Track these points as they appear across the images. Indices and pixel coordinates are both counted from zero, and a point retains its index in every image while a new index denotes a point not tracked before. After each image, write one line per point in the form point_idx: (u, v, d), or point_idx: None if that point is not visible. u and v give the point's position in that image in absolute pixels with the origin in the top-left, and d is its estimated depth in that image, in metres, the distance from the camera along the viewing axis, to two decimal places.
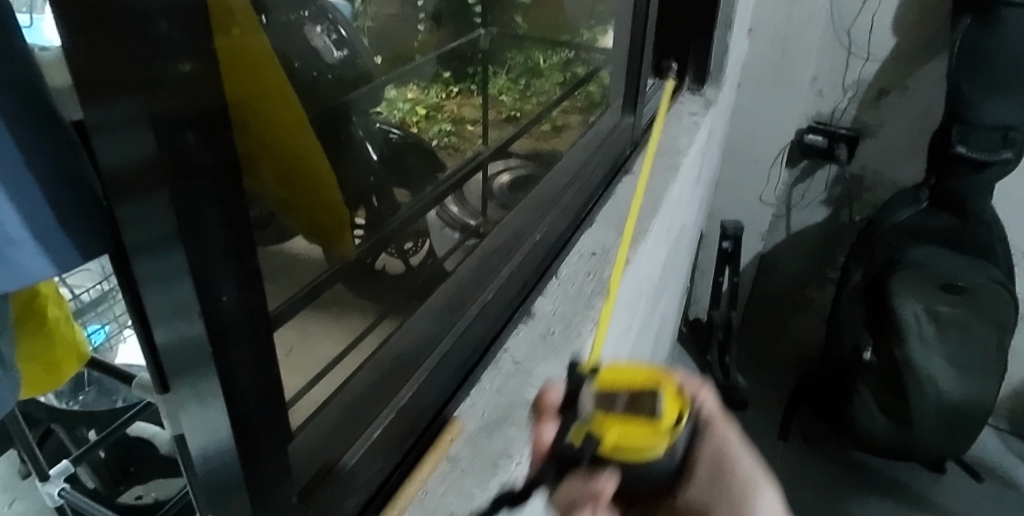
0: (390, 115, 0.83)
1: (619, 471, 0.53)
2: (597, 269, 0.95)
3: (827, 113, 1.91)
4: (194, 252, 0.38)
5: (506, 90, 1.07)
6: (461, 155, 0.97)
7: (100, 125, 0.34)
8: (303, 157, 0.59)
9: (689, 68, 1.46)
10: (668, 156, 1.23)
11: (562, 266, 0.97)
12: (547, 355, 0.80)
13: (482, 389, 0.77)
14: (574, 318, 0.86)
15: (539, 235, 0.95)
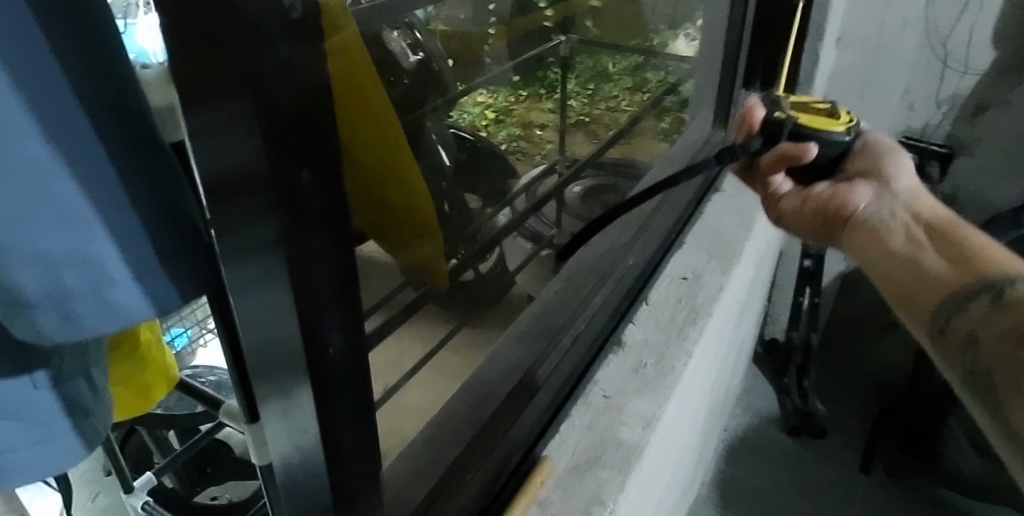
0: (461, 119, 0.75)
1: (817, 141, 0.68)
2: (689, 295, 0.91)
3: (917, 128, 1.91)
4: (298, 289, 0.36)
5: (575, 95, 1.04)
6: (530, 160, 0.91)
7: (202, 132, 0.32)
8: (406, 184, 0.54)
9: None
10: None
11: (653, 288, 0.92)
12: (639, 391, 0.78)
13: (571, 424, 0.75)
14: (667, 351, 0.83)
15: (632, 259, 0.90)
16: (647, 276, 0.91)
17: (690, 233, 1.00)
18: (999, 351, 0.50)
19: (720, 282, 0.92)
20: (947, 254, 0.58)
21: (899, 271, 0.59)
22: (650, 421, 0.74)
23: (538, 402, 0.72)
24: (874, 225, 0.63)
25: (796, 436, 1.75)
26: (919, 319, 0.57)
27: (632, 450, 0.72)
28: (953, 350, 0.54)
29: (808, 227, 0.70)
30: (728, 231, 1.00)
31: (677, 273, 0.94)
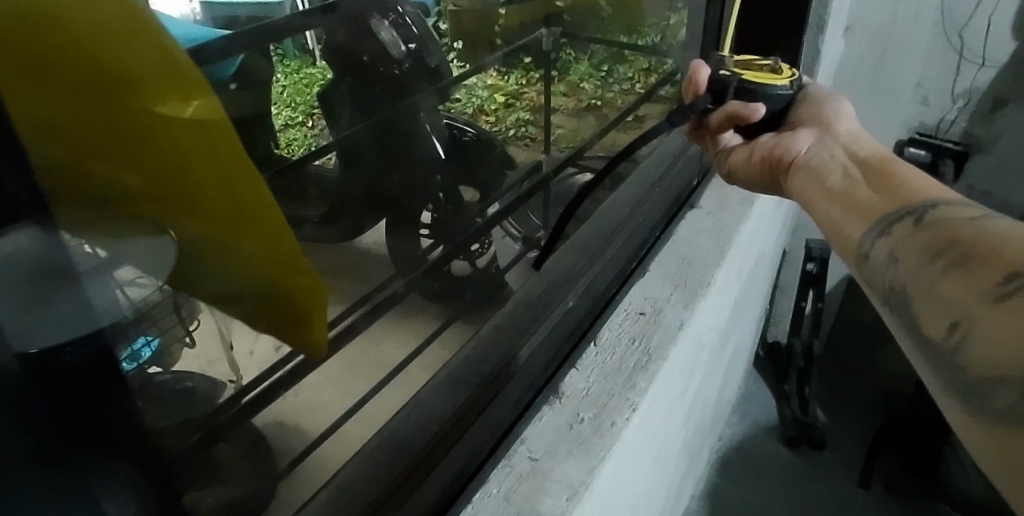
0: (466, 106, 0.80)
1: (755, 97, 0.69)
2: (644, 333, 0.78)
3: (931, 124, 1.83)
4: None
5: (587, 77, 0.98)
6: (540, 145, 0.90)
7: None
8: (232, 199, 0.46)
9: None
10: None
11: (604, 326, 0.78)
12: (571, 450, 0.63)
13: (488, 492, 0.59)
14: (609, 402, 0.69)
15: (571, 302, 0.78)
16: (596, 312, 0.80)
17: (655, 260, 0.90)
18: (916, 263, 0.49)
19: (682, 319, 0.80)
20: (879, 188, 0.58)
21: (837, 208, 0.60)
22: (580, 488, 0.59)
23: (454, 461, 0.59)
24: (815, 170, 0.65)
25: (793, 446, 1.64)
26: (848, 251, 0.57)
27: None
28: (876, 276, 0.53)
29: (757, 176, 0.73)
30: (696, 256, 0.91)
31: (634, 307, 0.82)
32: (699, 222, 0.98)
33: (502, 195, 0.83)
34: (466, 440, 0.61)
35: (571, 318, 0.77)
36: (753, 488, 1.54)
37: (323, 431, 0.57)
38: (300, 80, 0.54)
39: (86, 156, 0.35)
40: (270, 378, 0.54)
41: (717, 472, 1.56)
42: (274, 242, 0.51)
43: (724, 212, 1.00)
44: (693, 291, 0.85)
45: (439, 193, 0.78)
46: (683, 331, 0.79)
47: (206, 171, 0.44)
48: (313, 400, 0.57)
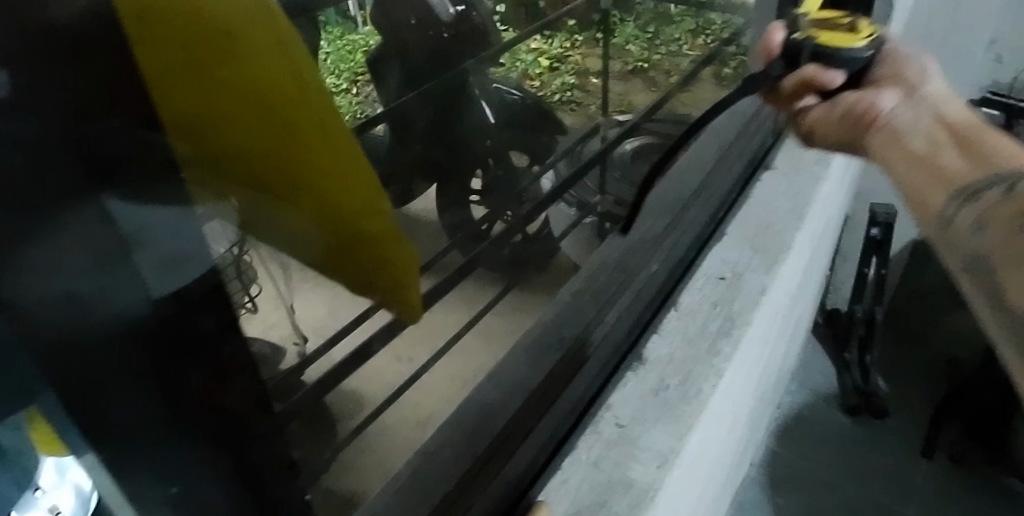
0: (512, 70, 0.72)
1: (836, 59, 0.59)
2: (726, 299, 0.81)
3: (1004, 83, 1.73)
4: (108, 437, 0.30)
5: (633, 40, 0.88)
6: (585, 112, 0.82)
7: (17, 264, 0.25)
8: (341, 167, 0.45)
9: None
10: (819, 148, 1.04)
11: (685, 290, 0.81)
12: (658, 419, 0.68)
13: (576, 458, 0.64)
14: (695, 369, 0.73)
15: (654, 266, 0.79)
16: (678, 276, 0.82)
17: (733, 223, 0.91)
18: (1003, 234, 0.37)
19: (764, 284, 0.82)
20: (975, 158, 0.43)
21: (914, 176, 0.47)
22: (668, 455, 0.65)
23: (545, 429, 0.62)
24: (892, 137, 0.51)
25: (855, 417, 1.56)
26: (926, 220, 0.44)
27: (645, 491, 0.62)
28: (957, 246, 0.40)
29: (839, 136, 0.60)
30: (774, 221, 0.91)
31: (714, 272, 0.84)
32: (772, 180, 0.98)
33: (555, 161, 0.76)
34: (558, 405, 0.64)
35: (653, 285, 0.78)
36: (811, 454, 1.48)
37: (377, 408, 0.54)
38: (343, 44, 0.47)
39: (208, 138, 0.34)
40: (358, 346, 0.51)
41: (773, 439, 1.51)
42: (374, 214, 0.49)
43: (800, 175, 0.99)
44: (773, 253, 0.86)
45: (489, 159, 0.70)
46: (764, 296, 0.81)
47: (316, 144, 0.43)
48: (378, 373, 0.54)
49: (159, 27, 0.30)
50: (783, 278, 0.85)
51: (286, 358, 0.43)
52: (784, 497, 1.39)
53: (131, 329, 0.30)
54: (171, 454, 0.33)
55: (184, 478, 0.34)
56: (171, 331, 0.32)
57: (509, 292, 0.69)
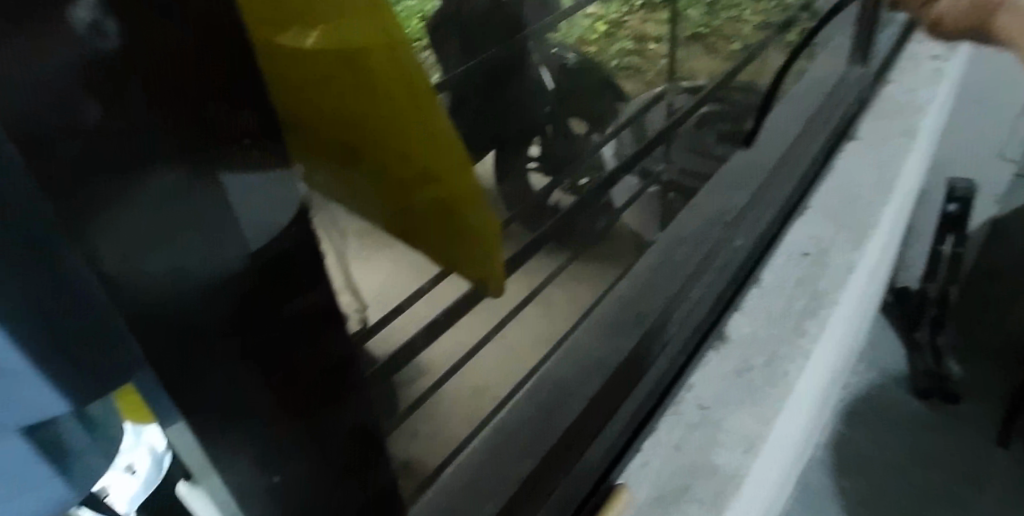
0: (567, 37, 0.62)
1: None
2: (812, 277, 0.78)
3: None
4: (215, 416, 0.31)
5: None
6: (644, 84, 0.72)
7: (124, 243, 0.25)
8: (427, 137, 0.45)
9: None
10: (905, 116, 0.98)
11: (767, 268, 0.80)
12: (743, 400, 0.67)
13: (658, 439, 0.64)
14: (781, 351, 0.71)
15: (739, 241, 0.78)
16: (759, 253, 0.80)
17: (816, 196, 0.88)
18: None
19: (850, 262, 0.80)
20: None
21: None
22: (754, 440, 0.63)
23: (625, 413, 0.62)
24: None
25: (925, 399, 1.41)
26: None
27: (731, 477, 0.61)
28: None
29: None
30: (860, 194, 0.87)
31: (797, 248, 0.82)
32: (858, 149, 0.93)
33: (619, 129, 0.70)
34: (637, 389, 0.63)
35: (735, 262, 0.76)
36: (889, 456, 1.30)
37: (447, 372, 0.51)
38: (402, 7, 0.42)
39: (314, 109, 0.34)
40: (434, 317, 0.49)
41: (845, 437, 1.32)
42: (462, 189, 0.50)
43: (886, 146, 0.94)
44: (862, 227, 0.83)
45: (548, 127, 0.62)
46: (851, 274, 0.78)
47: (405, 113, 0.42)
48: (453, 340, 0.51)
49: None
50: (873, 253, 0.82)
51: (347, 326, 0.39)
52: (851, 482, 1.26)
53: (208, 310, 0.29)
54: (258, 426, 0.34)
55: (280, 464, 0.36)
56: (247, 311, 0.31)
57: (576, 258, 0.65)
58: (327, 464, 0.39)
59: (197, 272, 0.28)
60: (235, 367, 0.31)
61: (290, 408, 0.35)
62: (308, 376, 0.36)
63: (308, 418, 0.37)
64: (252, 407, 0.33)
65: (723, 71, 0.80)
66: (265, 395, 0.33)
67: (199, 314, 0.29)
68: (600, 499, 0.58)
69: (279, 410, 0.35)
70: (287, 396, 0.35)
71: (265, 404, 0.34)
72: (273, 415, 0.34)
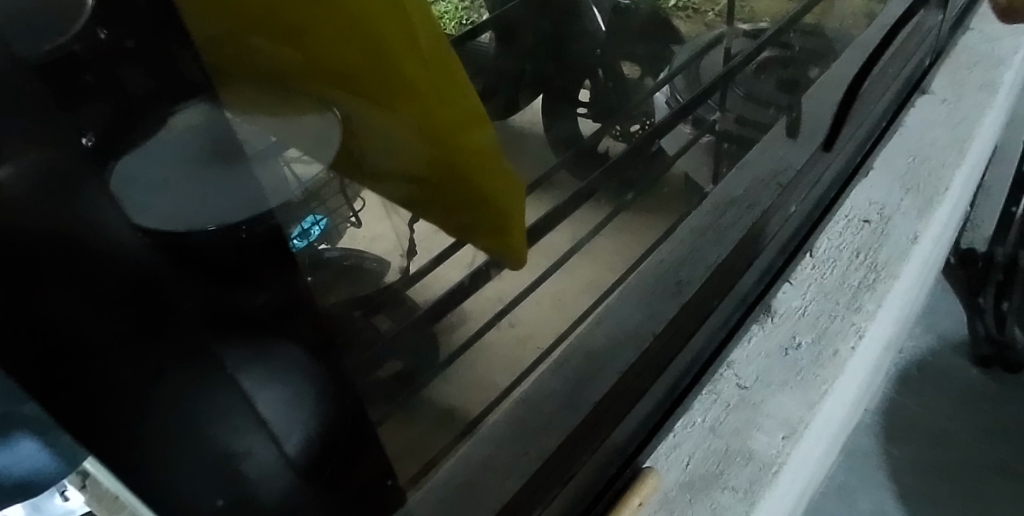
0: None
1: None
2: (871, 247, 0.74)
3: None
4: (174, 404, 0.27)
5: None
6: (701, 20, 0.70)
7: (52, 224, 0.22)
8: (438, 104, 0.44)
9: None
10: (984, 69, 0.90)
11: (824, 235, 0.76)
12: (786, 382, 0.64)
13: (692, 420, 0.62)
14: (831, 326, 0.68)
15: (793, 207, 0.72)
16: (815, 220, 0.74)
17: (881, 155, 0.82)
18: None
19: (916, 229, 0.74)
20: None
21: None
22: (795, 426, 0.61)
23: (656, 391, 0.59)
24: None
25: (985, 368, 1.28)
26: None
27: (768, 464, 0.59)
28: None
29: None
30: (931, 155, 0.81)
31: (857, 215, 0.77)
32: (930, 108, 0.86)
33: (673, 74, 0.68)
34: (673, 365, 0.60)
35: (787, 230, 0.71)
36: (944, 426, 1.19)
37: (471, 340, 0.50)
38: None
39: (272, 40, 0.32)
40: (451, 287, 0.49)
41: (896, 404, 1.22)
42: (466, 144, 0.47)
43: (963, 101, 0.87)
44: (928, 193, 0.77)
45: (599, 70, 0.64)
46: (917, 243, 0.73)
47: (414, 80, 0.41)
48: (469, 310, 0.50)
49: None
50: (940, 222, 0.76)
51: (389, 274, 0.42)
52: (903, 449, 1.17)
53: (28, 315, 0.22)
54: (236, 413, 0.30)
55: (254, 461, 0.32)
56: (88, 299, 0.23)
57: (615, 217, 0.62)
58: (264, 467, 0.32)
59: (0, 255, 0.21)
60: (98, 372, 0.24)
61: (189, 417, 0.28)
62: (207, 373, 0.28)
63: (217, 423, 0.29)
64: (121, 425, 0.25)
65: (787, 12, 0.75)
66: (141, 409, 0.26)
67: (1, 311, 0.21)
68: (625, 482, 0.56)
69: (159, 420, 0.27)
70: (177, 403, 0.27)
71: (145, 416, 0.26)
72: (162, 429, 0.27)
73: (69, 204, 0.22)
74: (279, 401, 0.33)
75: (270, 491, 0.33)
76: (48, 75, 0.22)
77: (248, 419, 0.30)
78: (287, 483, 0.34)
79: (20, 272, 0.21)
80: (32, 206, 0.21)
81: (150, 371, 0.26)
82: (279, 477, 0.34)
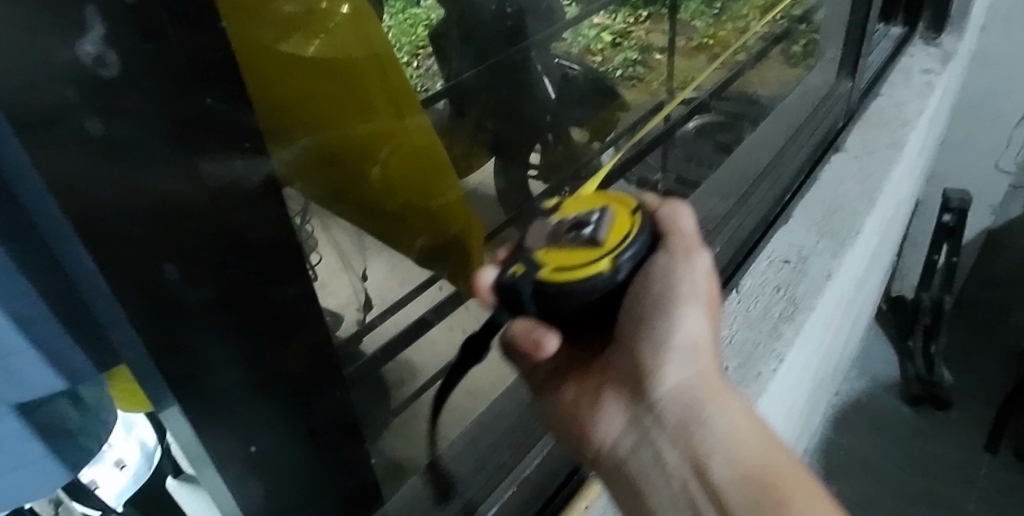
0: (573, 47, 0.72)
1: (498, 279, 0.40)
2: (790, 282, 0.76)
3: None
4: (229, 361, 0.29)
5: (698, 15, 0.82)
6: (647, 89, 0.79)
7: (168, 179, 0.24)
8: (398, 143, 0.50)
9: (926, 11, 1.11)
10: (892, 128, 0.99)
11: (747, 274, 0.76)
12: None
13: None
14: (756, 352, 0.68)
15: (718, 248, 0.74)
16: (740, 259, 0.76)
17: (799, 206, 0.86)
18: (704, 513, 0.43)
19: (828, 269, 0.77)
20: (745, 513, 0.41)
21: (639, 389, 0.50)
22: None
23: None
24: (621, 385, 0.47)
25: (916, 407, 1.35)
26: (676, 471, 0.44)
27: None
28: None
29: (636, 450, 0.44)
30: (843, 207, 0.86)
31: (778, 256, 0.79)
32: (847, 162, 0.93)
33: (618, 136, 0.77)
34: None
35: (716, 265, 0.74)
36: (877, 462, 1.26)
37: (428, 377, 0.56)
38: (406, 18, 0.52)
39: (308, 119, 0.40)
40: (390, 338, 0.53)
41: (833, 442, 1.28)
42: (425, 177, 0.54)
43: (872, 157, 0.94)
44: (845, 233, 0.82)
45: (548, 135, 0.73)
46: (830, 280, 0.76)
47: (376, 124, 0.47)
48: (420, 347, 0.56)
49: (253, 34, 0.33)
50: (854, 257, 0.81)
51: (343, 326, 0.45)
52: (841, 486, 1.22)
53: (137, 255, 0.24)
54: (261, 391, 0.32)
55: (261, 438, 0.33)
56: (187, 252, 0.26)
57: None
58: (271, 440, 0.34)
59: (117, 196, 0.23)
60: (184, 317, 0.27)
61: (232, 376, 0.30)
62: (257, 348, 0.30)
63: (243, 392, 0.31)
64: (183, 375, 0.28)
65: (722, 79, 0.85)
66: (204, 362, 0.28)
67: (113, 245, 0.23)
68: (572, 489, 0.57)
69: (210, 374, 0.29)
70: (230, 361, 0.29)
71: (203, 371, 0.28)
72: (210, 386, 0.29)
73: (198, 164, 0.25)
74: (316, 400, 0.35)
75: (283, 462, 0.35)
76: (208, 55, 0.24)
77: (270, 395, 0.32)
78: (305, 449, 0.36)
79: (138, 212, 0.23)
80: (161, 160, 0.24)
81: (217, 328, 0.28)
82: (300, 458, 0.36)
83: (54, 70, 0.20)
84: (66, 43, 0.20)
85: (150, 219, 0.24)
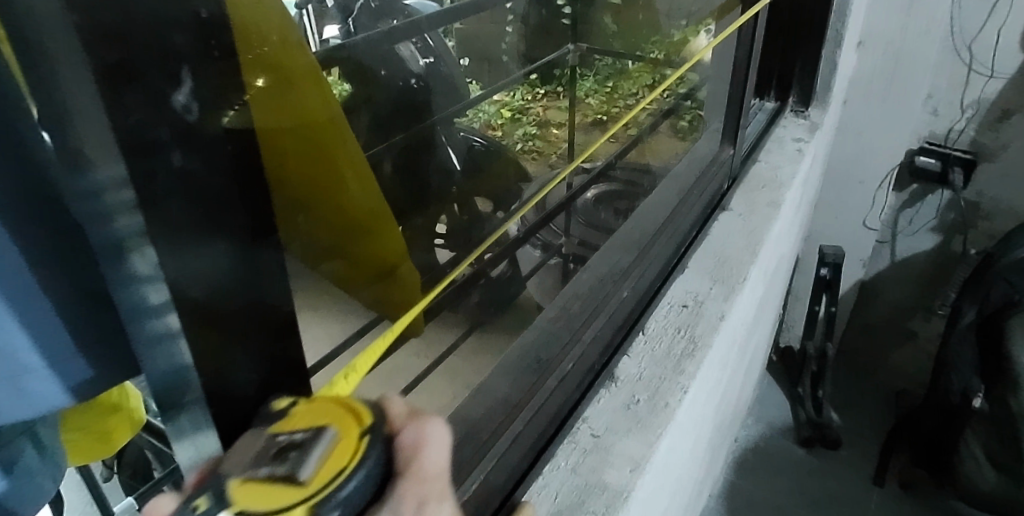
0: (473, 122, 0.93)
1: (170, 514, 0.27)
2: (689, 324, 0.80)
3: (940, 134, 1.36)
4: (250, 370, 0.31)
5: (591, 94, 1.02)
6: (545, 158, 0.98)
7: (215, 190, 0.27)
8: (350, 189, 0.54)
9: (794, 88, 1.25)
10: (770, 190, 1.08)
11: (651, 318, 0.81)
12: (632, 429, 0.66)
13: (556, 466, 0.62)
14: (662, 386, 0.71)
15: (626, 292, 0.80)
16: (644, 304, 0.81)
17: (693, 257, 0.92)
18: None
19: (722, 310, 0.82)
20: None
21: None
22: (641, 461, 0.63)
23: None
24: None
25: (809, 447, 1.45)
26: None
27: (619, 493, 0.60)
28: None
29: None
30: (733, 254, 0.93)
31: (677, 300, 0.84)
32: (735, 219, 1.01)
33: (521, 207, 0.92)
34: None
35: (622, 311, 0.79)
36: (776, 501, 1.34)
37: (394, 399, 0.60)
38: None
39: (289, 179, 0.41)
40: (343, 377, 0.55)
41: (736, 484, 1.36)
42: (368, 218, 0.59)
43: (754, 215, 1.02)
44: (735, 278, 0.88)
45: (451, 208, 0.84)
46: (723, 321, 0.81)
47: (335, 174, 0.51)
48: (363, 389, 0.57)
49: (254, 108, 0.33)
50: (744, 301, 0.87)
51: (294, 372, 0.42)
52: None
53: (190, 260, 0.26)
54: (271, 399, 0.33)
55: None
56: (227, 257, 0.28)
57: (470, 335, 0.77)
58: None
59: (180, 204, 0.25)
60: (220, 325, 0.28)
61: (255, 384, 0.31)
62: (273, 358, 0.32)
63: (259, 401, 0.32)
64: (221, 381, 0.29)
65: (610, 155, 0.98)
66: (237, 367, 0.30)
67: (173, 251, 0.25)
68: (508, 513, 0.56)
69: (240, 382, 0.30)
70: (255, 370, 0.31)
71: (235, 377, 0.30)
72: (239, 392, 0.30)
73: (236, 178, 0.28)
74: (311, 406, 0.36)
75: None
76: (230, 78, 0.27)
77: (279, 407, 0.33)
78: None
79: (196, 218, 0.26)
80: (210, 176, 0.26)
81: (247, 336, 0.30)
82: None
83: (154, 108, 0.23)
84: (164, 89, 0.24)
85: (198, 229, 0.26)
